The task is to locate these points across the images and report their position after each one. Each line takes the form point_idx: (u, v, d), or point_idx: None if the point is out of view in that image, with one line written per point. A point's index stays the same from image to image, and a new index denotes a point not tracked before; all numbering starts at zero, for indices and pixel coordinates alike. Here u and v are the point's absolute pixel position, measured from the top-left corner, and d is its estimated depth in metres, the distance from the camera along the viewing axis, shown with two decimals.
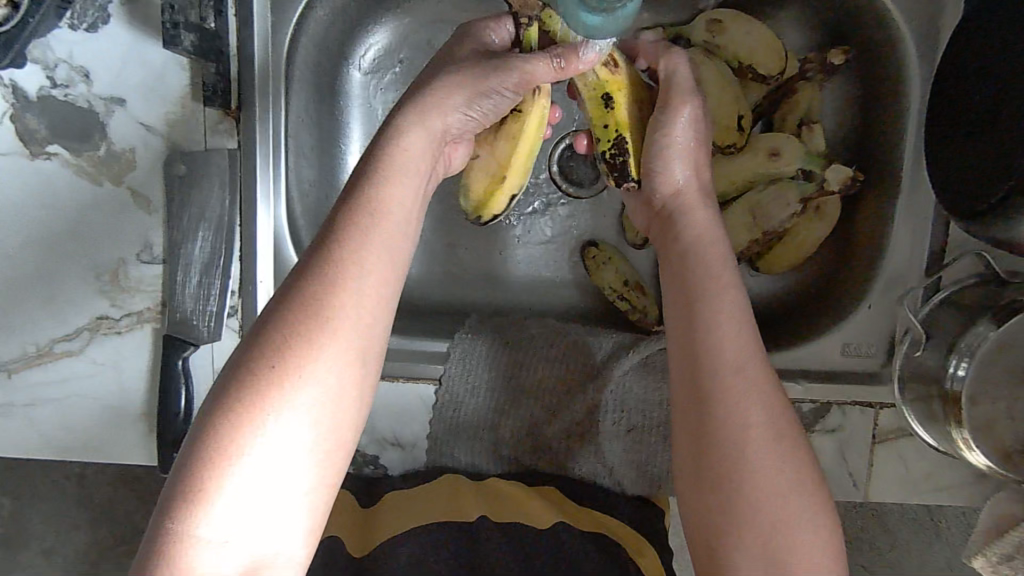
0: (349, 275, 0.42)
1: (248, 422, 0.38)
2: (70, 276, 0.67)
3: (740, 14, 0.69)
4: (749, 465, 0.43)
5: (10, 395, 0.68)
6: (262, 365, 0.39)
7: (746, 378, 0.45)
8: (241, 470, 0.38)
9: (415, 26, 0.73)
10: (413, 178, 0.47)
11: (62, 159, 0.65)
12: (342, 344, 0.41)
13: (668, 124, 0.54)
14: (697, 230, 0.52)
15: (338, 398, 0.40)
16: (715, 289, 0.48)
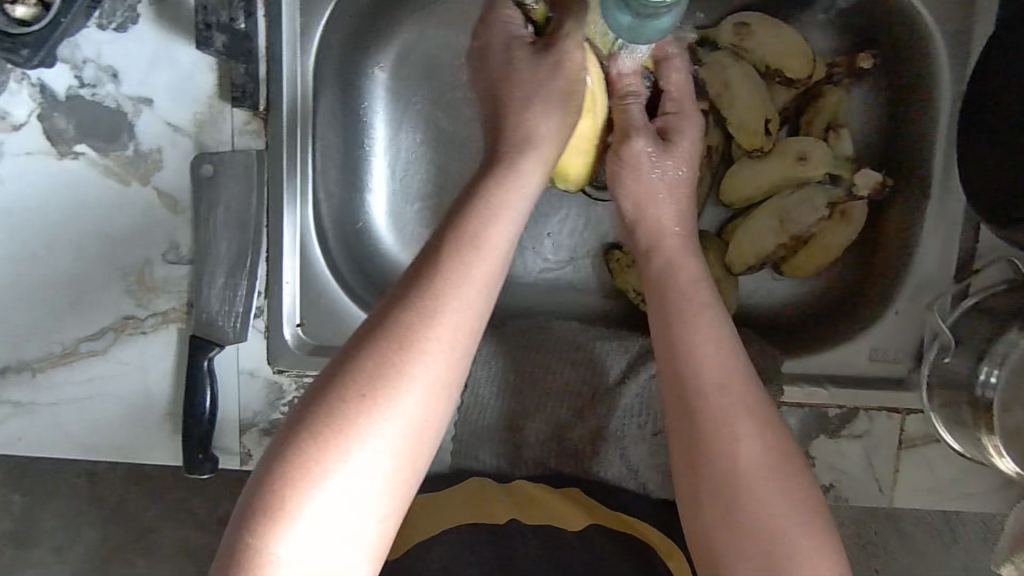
0: (445, 306, 0.41)
1: (334, 447, 0.38)
2: (96, 275, 0.67)
3: (766, 17, 0.69)
4: (738, 477, 0.44)
5: (36, 393, 0.68)
6: (353, 391, 0.39)
7: (729, 390, 0.46)
8: (320, 493, 0.38)
9: (441, 28, 0.73)
10: (522, 205, 0.47)
11: (88, 159, 0.65)
12: (431, 376, 0.40)
13: (634, 163, 0.58)
14: (677, 257, 0.55)
15: (421, 429, 0.40)
16: (692, 310, 0.50)
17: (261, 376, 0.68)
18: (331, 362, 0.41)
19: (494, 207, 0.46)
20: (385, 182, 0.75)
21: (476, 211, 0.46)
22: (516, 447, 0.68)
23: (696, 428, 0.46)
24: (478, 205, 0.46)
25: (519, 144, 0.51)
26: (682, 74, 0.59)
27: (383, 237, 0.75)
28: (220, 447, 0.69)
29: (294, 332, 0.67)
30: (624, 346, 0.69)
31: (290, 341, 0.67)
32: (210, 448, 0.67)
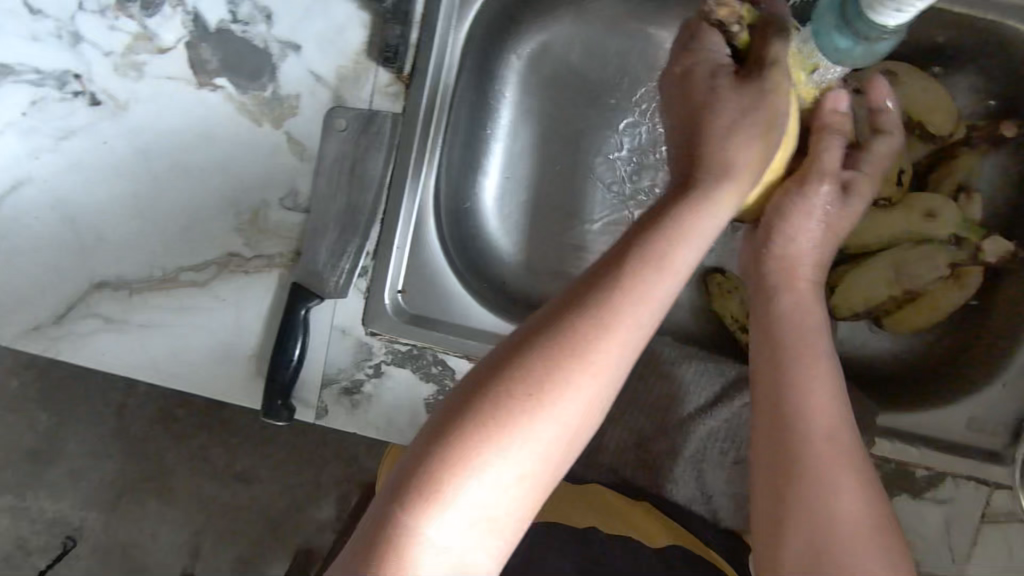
0: (609, 331, 0.45)
1: (495, 441, 0.42)
2: (211, 208, 0.67)
3: (914, 69, 0.67)
4: (825, 514, 0.44)
5: (127, 313, 0.69)
6: (520, 391, 0.43)
7: (833, 445, 0.46)
8: (475, 481, 0.41)
9: (586, 26, 0.74)
10: (698, 246, 0.50)
11: (226, 93, 0.65)
12: (587, 392, 0.44)
13: (807, 203, 0.57)
14: (795, 305, 0.55)
15: (570, 438, 0.44)
16: (803, 359, 0.50)
17: (353, 335, 0.68)
18: (495, 362, 0.45)
19: (676, 240, 0.49)
20: (501, 165, 0.75)
21: (654, 241, 0.49)
22: (596, 452, 0.69)
23: (792, 476, 0.46)
24: (657, 237, 0.49)
25: (718, 176, 0.53)
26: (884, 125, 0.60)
27: (489, 219, 0.75)
28: (299, 397, 0.68)
29: (394, 297, 0.67)
30: (719, 370, 0.67)
31: (389, 305, 0.67)
32: (289, 396, 0.67)
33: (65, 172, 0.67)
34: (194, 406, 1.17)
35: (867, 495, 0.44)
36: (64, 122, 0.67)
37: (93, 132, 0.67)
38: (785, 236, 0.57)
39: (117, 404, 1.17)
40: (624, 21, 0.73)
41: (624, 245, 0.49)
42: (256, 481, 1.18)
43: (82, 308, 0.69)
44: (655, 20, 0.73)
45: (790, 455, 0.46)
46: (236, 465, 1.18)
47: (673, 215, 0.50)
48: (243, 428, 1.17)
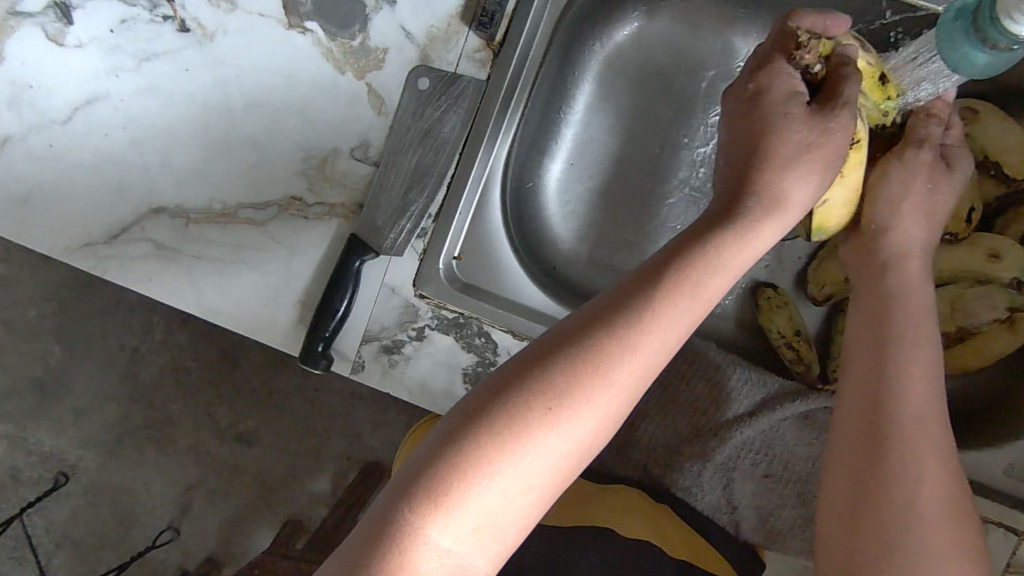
0: (636, 348, 0.40)
1: (509, 450, 0.37)
2: (280, 149, 0.67)
3: (995, 109, 0.67)
4: (905, 490, 0.42)
5: (181, 243, 0.68)
6: (539, 402, 0.38)
7: (928, 431, 0.44)
8: (484, 491, 0.37)
9: (672, 26, 0.74)
10: (742, 267, 0.45)
11: (315, 38, 0.66)
12: (606, 407, 0.39)
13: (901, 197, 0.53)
14: (910, 288, 0.51)
15: (582, 452, 0.39)
16: (908, 342, 0.48)
17: (401, 295, 0.68)
18: (515, 367, 0.40)
19: (718, 263, 0.44)
20: (568, 152, 0.75)
21: (699, 260, 0.43)
22: (625, 446, 0.68)
23: (879, 455, 0.44)
24: (698, 250, 0.44)
25: (767, 205, 0.46)
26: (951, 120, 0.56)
27: (548, 201, 0.75)
28: (338, 349, 0.68)
29: (449, 262, 0.66)
30: (763, 379, 0.65)
31: (443, 270, 0.66)
32: (330, 346, 0.66)
33: (141, 94, 0.68)
34: (209, 359, 1.16)
35: (951, 488, 0.42)
36: (150, 45, 0.67)
37: (176, 58, 0.67)
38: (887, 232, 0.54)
39: (133, 346, 1.17)
40: (712, 25, 0.74)
41: (661, 258, 0.44)
42: (258, 443, 1.17)
43: (137, 231, 0.69)
44: (742, 28, 0.73)
45: (880, 433, 0.44)
46: (239, 424, 1.17)
47: (719, 230, 0.45)
48: (253, 388, 1.16)
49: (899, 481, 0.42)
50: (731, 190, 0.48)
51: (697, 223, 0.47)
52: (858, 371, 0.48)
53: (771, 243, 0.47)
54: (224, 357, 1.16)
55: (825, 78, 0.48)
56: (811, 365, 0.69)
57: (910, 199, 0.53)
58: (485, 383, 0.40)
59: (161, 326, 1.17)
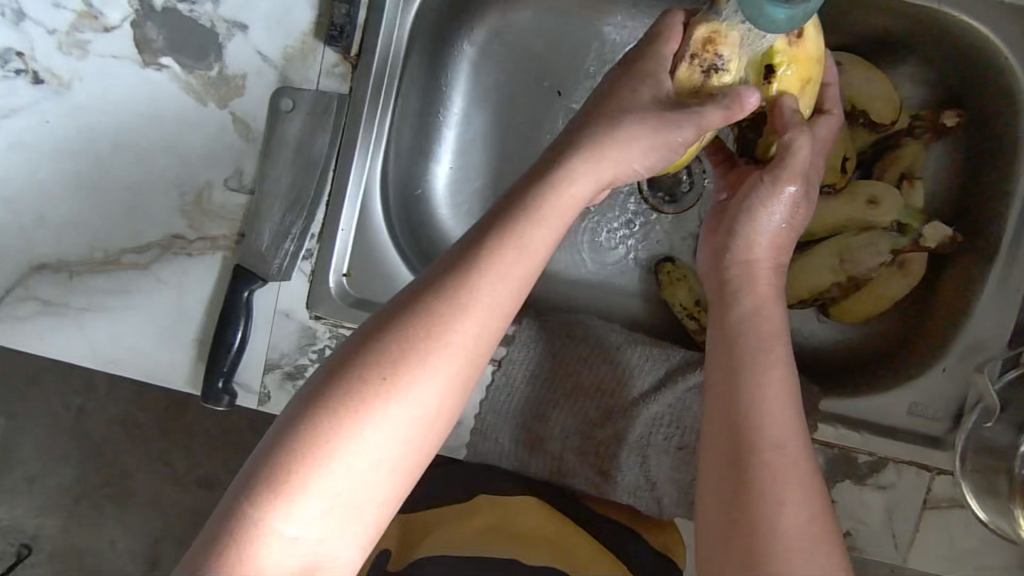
0: (467, 310, 0.42)
1: (349, 425, 0.39)
2: (155, 189, 0.66)
3: (859, 60, 0.69)
4: (769, 507, 0.44)
5: (67, 297, 0.67)
6: (374, 374, 0.40)
7: (783, 457, 0.46)
8: (327, 473, 0.38)
9: (536, 16, 0.75)
10: (564, 223, 0.48)
11: (172, 73, 0.65)
12: (446, 372, 0.41)
13: (767, 201, 0.54)
14: (763, 314, 0.53)
15: (430, 419, 0.41)
16: (761, 374, 0.49)
17: (296, 319, 0.67)
18: (351, 345, 0.42)
19: (541, 218, 0.46)
20: (452, 156, 0.76)
21: (520, 219, 0.46)
22: (537, 437, 0.67)
23: (742, 482, 0.46)
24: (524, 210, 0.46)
25: (584, 154, 0.48)
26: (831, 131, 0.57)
27: (440, 206, 0.75)
28: (241, 383, 0.67)
29: (339, 280, 0.66)
30: (664, 354, 0.67)
31: (334, 289, 0.66)
32: (230, 380, 0.65)
33: (6, 152, 0.66)
34: (153, 408, 1.15)
35: (810, 496, 0.45)
36: (6, 100, 0.66)
37: (36, 111, 0.66)
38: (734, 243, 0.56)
39: (76, 406, 1.15)
40: (575, 11, 0.75)
41: (485, 223, 0.46)
42: (217, 488, 1.15)
43: (21, 290, 0.67)
44: (603, 11, 0.74)
45: (742, 462, 0.46)
46: (190, 470, 1.15)
47: (537, 187, 0.48)
48: (201, 432, 1.14)
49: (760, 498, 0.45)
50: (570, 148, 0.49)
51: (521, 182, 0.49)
52: (717, 394, 0.51)
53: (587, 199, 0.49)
54: (169, 404, 1.15)
55: (731, 33, 0.48)
56: None
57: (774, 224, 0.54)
58: (325, 363, 0.42)
59: (101, 381, 1.15)
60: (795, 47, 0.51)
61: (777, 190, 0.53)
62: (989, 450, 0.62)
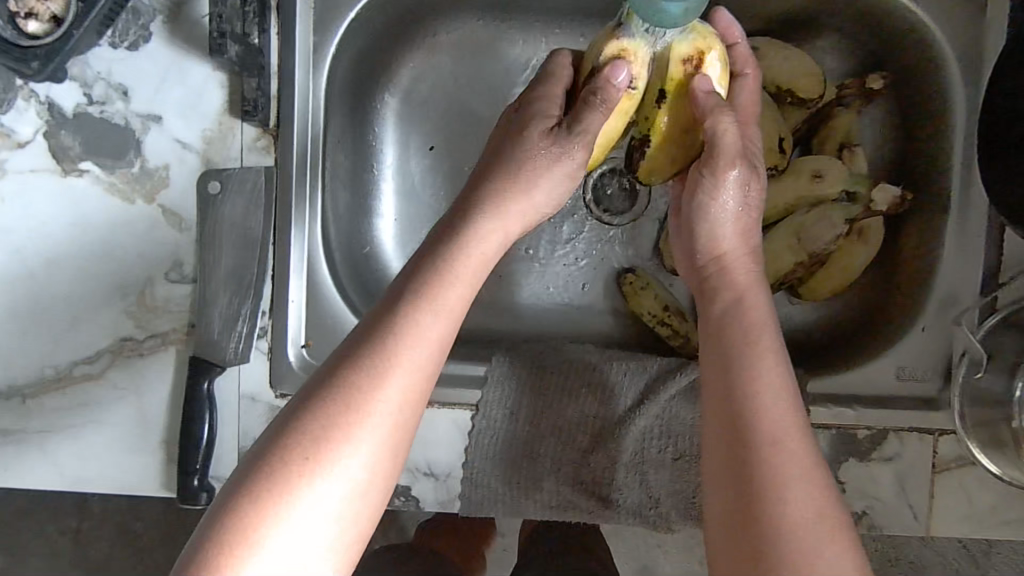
0: (387, 375, 0.42)
1: (276, 510, 0.38)
2: (95, 295, 0.64)
3: (776, 41, 0.69)
4: (776, 513, 0.39)
5: (24, 421, 0.64)
6: (298, 455, 0.39)
7: (786, 452, 0.41)
8: (259, 562, 0.37)
9: (452, 56, 0.74)
10: (472, 275, 0.48)
11: (93, 176, 0.63)
12: (374, 442, 0.41)
13: (715, 194, 0.51)
14: (752, 299, 0.49)
15: (365, 491, 0.40)
16: (753, 364, 0.44)
17: (263, 401, 0.64)
18: (276, 424, 0.41)
19: (454, 275, 0.47)
20: (394, 207, 0.75)
21: (435, 277, 0.46)
22: (532, 474, 0.64)
23: (743, 483, 0.41)
24: (434, 265, 0.47)
25: (497, 209, 0.52)
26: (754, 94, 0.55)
27: (392, 258, 0.74)
28: (217, 476, 0.64)
29: (297, 352, 0.65)
30: (642, 367, 0.65)
31: (294, 362, 0.64)
32: (206, 477, 0.63)
33: None
34: (151, 517, 1.10)
35: (822, 502, 0.39)
36: None
37: None
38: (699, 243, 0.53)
39: (72, 529, 1.11)
40: (490, 44, 0.74)
41: (400, 283, 0.46)
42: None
43: None
44: (517, 38, 0.74)
45: (741, 466, 0.41)
46: None
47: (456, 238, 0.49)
48: None
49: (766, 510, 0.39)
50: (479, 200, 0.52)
51: (435, 237, 0.50)
52: (711, 382, 0.46)
53: (491, 253, 0.50)
54: (167, 510, 1.10)
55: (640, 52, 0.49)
56: (688, 335, 0.69)
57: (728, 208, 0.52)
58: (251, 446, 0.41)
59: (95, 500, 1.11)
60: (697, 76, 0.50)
61: (717, 181, 0.51)
62: (986, 400, 0.60)
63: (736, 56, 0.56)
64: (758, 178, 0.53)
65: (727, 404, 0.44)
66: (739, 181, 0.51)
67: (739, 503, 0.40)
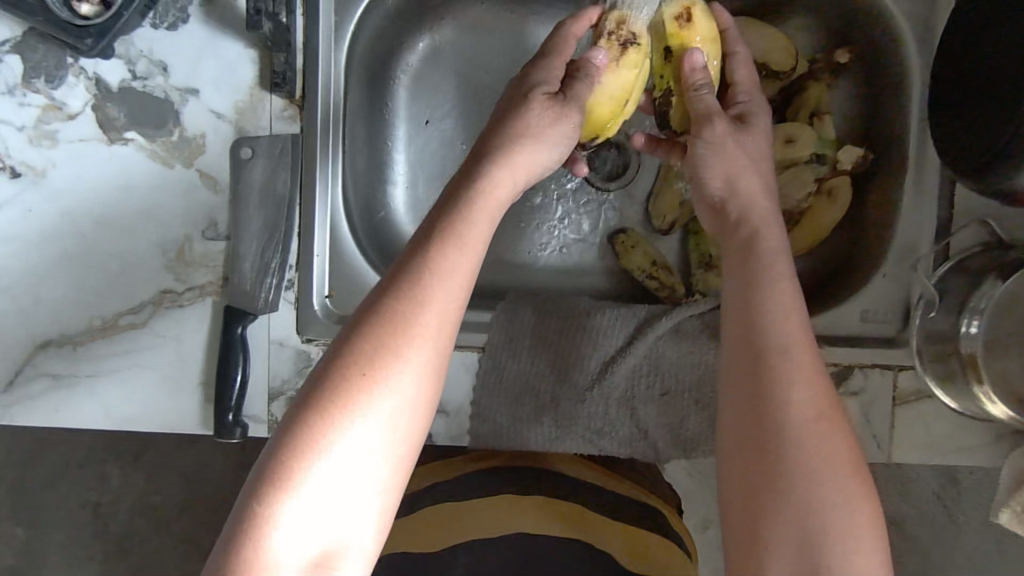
0: (426, 303, 0.46)
1: (337, 422, 0.43)
2: (138, 251, 0.71)
3: (752, 20, 0.76)
4: (781, 402, 0.47)
5: (74, 366, 0.71)
6: (352, 373, 0.44)
7: (798, 357, 0.48)
8: (323, 469, 0.42)
9: (458, 37, 0.82)
10: (494, 215, 0.52)
11: (137, 144, 0.70)
12: (418, 364, 0.45)
13: (715, 143, 0.59)
14: (765, 229, 0.56)
15: (414, 406, 0.45)
16: (769, 281, 0.52)
17: (290, 345, 0.71)
18: (331, 350, 0.45)
19: (475, 211, 0.50)
20: (406, 176, 0.82)
21: (459, 214, 0.50)
22: (534, 410, 0.71)
23: (757, 375, 0.48)
24: (463, 211, 0.50)
25: (501, 154, 0.54)
26: (750, 68, 0.64)
27: (403, 222, 0.82)
28: (250, 415, 0.71)
29: (322, 302, 0.72)
30: (630, 311, 0.72)
31: (319, 311, 0.72)
32: (240, 413, 0.69)
33: None
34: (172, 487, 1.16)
35: (819, 398, 0.47)
36: None
37: (17, 202, 0.70)
38: (708, 185, 0.60)
39: (92, 502, 1.13)
40: (493, 25, 0.82)
41: (428, 225, 0.50)
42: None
43: (30, 369, 0.71)
44: (517, 20, 0.81)
45: (755, 362, 0.49)
46: None
47: (467, 183, 0.52)
48: (220, 503, 1.12)
49: (775, 412, 0.47)
50: (496, 143, 0.55)
51: (453, 181, 0.54)
52: (734, 294, 0.53)
53: (508, 195, 0.54)
54: (184, 485, 1.12)
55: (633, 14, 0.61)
56: (674, 286, 0.77)
57: (734, 152, 0.59)
58: (311, 372, 0.46)
59: (115, 476, 1.12)
60: (688, 28, 0.61)
61: (711, 137, 0.59)
62: (938, 338, 0.67)
63: (727, 38, 0.65)
64: (759, 133, 0.61)
65: (746, 310, 0.51)
66: (731, 132, 0.59)
67: (752, 399, 0.48)
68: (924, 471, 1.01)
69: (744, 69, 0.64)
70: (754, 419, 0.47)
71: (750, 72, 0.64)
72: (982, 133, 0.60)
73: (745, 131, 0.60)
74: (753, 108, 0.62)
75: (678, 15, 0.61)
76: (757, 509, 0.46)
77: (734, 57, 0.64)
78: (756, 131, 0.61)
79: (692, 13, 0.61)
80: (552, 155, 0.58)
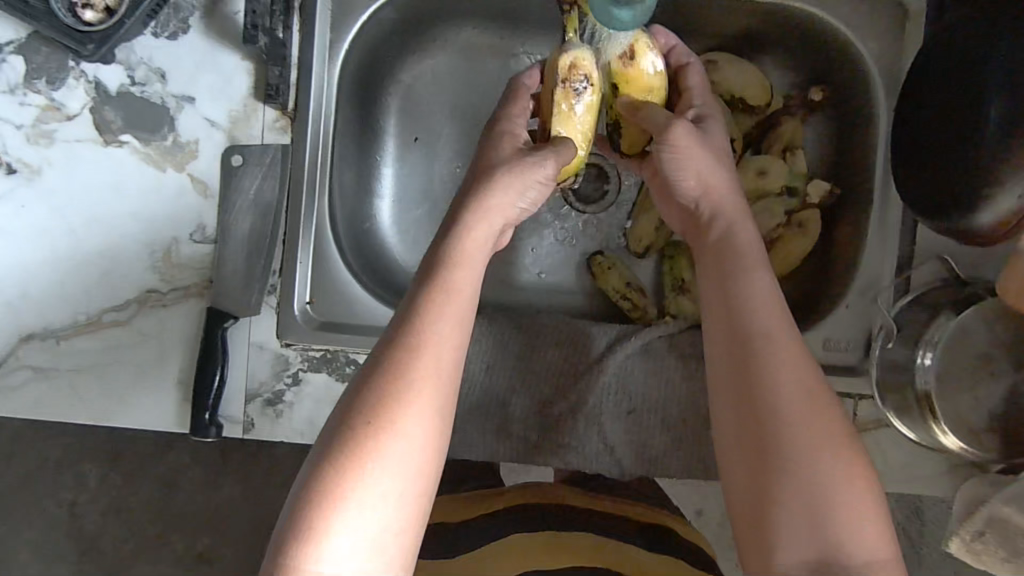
0: (423, 348, 0.48)
1: (353, 470, 0.45)
2: (126, 251, 0.73)
3: (731, 56, 0.79)
4: (772, 388, 0.48)
5: (56, 359, 0.72)
6: (362, 423, 0.46)
7: (783, 348, 0.49)
8: (347, 514, 0.44)
9: (448, 59, 0.85)
10: (478, 260, 0.55)
11: (131, 147, 0.73)
12: (424, 406, 0.47)
13: (678, 147, 0.59)
14: (738, 227, 0.57)
15: (423, 444, 0.47)
16: (744, 277, 0.53)
17: (269, 349, 0.73)
18: (340, 404, 0.48)
19: (457, 259, 0.53)
20: (392, 191, 0.85)
21: (444, 263, 0.53)
22: (503, 422, 0.73)
23: (747, 370, 0.49)
24: (446, 261, 0.53)
25: (475, 209, 0.56)
26: (701, 77, 0.66)
27: (388, 236, 0.84)
28: (226, 415, 0.73)
29: (303, 308, 0.73)
30: (604, 330, 0.75)
31: (300, 316, 0.73)
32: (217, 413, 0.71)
33: None
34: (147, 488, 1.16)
35: (810, 384, 0.48)
36: None
37: (11, 197, 0.73)
38: (680, 190, 0.62)
39: (67, 500, 1.13)
40: (482, 50, 0.85)
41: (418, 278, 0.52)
42: (217, 561, 1.13)
43: (13, 360, 0.72)
44: (506, 46, 0.84)
45: (743, 357, 0.50)
46: None
47: (448, 235, 0.55)
48: (194, 507, 1.13)
49: (766, 400, 0.48)
50: (468, 194, 0.57)
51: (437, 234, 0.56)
52: (712, 299, 0.54)
53: (487, 240, 0.56)
54: (159, 487, 1.13)
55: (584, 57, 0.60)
56: (646, 307, 0.80)
57: (700, 153, 0.60)
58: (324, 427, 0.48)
59: (91, 476, 1.13)
60: (633, 68, 0.62)
61: (673, 139, 0.59)
62: (895, 369, 0.70)
63: (674, 57, 0.67)
64: (717, 136, 0.63)
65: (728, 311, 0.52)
66: (693, 132, 0.59)
67: (746, 395, 0.49)
68: (892, 506, 1.02)
69: (697, 76, 0.66)
70: (751, 412, 0.48)
71: (703, 81, 0.66)
72: (940, 173, 0.62)
73: (709, 134, 0.62)
74: (709, 113, 0.64)
75: (624, 54, 0.62)
76: (766, 501, 0.46)
77: (688, 68, 0.66)
78: (715, 133, 0.63)
79: (636, 52, 0.62)
80: (519, 206, 0.59)
